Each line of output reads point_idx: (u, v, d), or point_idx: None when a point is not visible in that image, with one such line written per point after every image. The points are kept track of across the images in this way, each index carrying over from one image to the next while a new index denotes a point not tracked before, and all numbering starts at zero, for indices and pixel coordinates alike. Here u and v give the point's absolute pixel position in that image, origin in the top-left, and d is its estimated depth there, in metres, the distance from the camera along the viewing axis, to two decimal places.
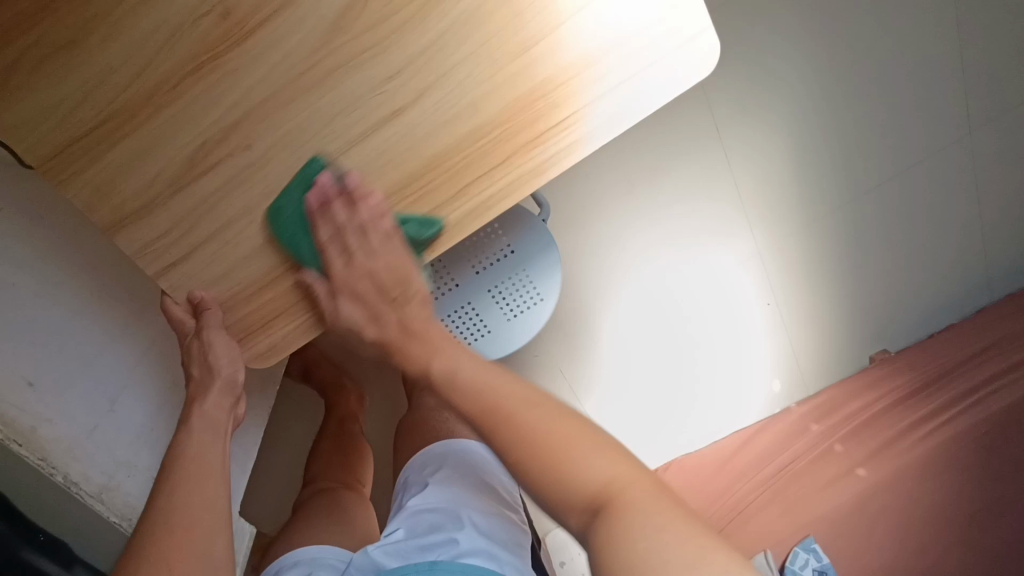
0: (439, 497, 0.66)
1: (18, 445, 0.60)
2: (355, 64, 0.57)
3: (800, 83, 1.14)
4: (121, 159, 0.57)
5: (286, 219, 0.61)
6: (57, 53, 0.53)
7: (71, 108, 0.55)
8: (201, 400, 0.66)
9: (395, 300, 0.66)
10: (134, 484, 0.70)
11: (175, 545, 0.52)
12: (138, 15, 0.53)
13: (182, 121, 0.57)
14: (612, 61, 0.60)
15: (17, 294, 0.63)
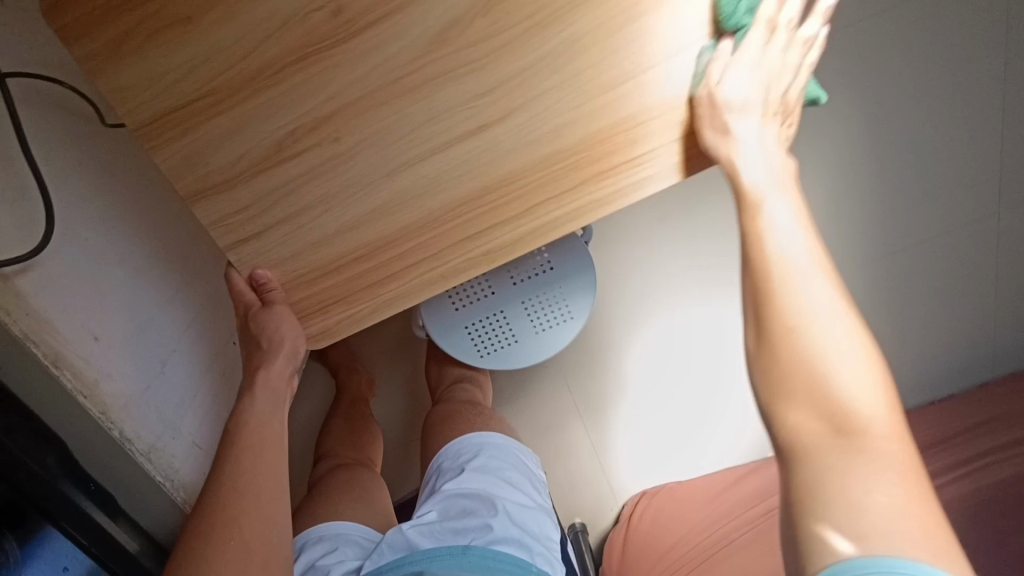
0: (474, 484, 0.68)
1: (84, 398, 0.63)
2: (453, 77, 0.59)
3: (844, 137, 1.16)
4: (214, 134, 0.59)
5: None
6: (171, 27, 0.54)
7: (175, 80, 0.56)
8: (263, 366, 0.67)
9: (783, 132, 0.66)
10: (180, 446, 0.73)
11: (244, 508, 0.57)
12: (255, 1, 0.53)
13: (278, 107, 0.58)
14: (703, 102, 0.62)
15: (87, 247, 0.66)
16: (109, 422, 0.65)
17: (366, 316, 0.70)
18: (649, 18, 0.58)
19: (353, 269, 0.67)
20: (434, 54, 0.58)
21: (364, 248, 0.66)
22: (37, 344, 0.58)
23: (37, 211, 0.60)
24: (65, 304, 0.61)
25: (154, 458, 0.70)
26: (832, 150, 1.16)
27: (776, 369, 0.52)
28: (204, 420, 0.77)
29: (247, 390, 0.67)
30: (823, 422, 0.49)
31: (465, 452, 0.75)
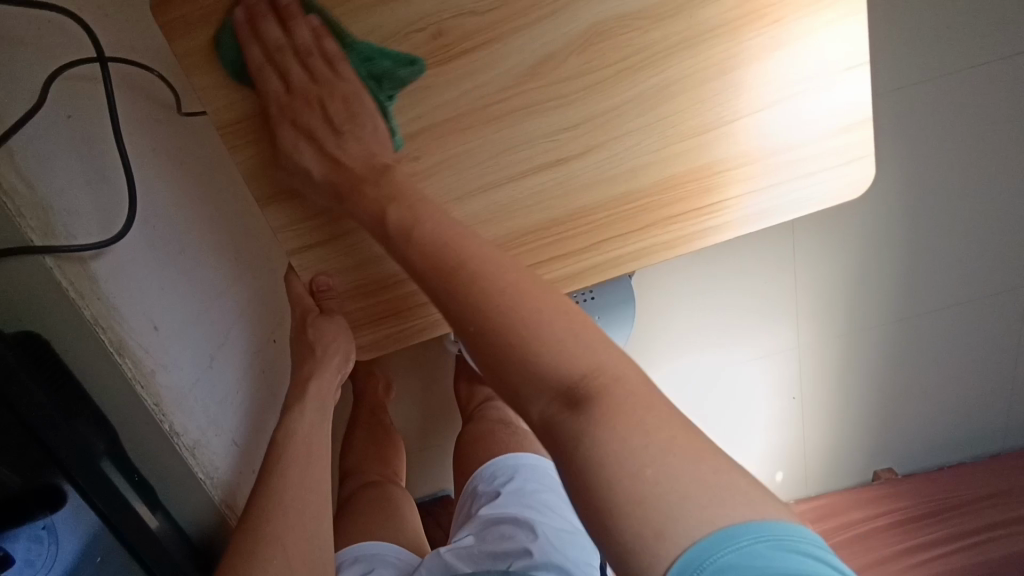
0: (510, 509, 0.72)
1: (140, 387, 0.62)
2: (538, 110, 0.59)
3: (914, 193, 1.04)
4: (297, 133, 0.57)
5: None
6: (273, 32, 0.54)
7: (267, 77, 0.55)
8: (314, 375, 0.68)
9: None
10: (222, 445, 0.73)
11: (289, 524, 0.58)
12: (359, 16, 0.54)
13: (364, 120, 0.58)
14: (778, 159, 0.63)
15: (153, 237, 0.66)
16: (160, 412, 0.64)
17: (413, 336, 0.69)
18: (740, 70, 0.58)
19: (398, 291, 0.66)
20: (523, 87, 0.58)
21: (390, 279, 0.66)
22: (104, 328, 0.59)
23: (121, 191, 0.61)
24: (131, 292, 0.61)
25: (200, 456, 0.70)
26: (906, 195, 1.04)
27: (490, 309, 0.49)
28: (245, 422, 0.77)
29: (299, 398, 0.67)
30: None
31: (500, 474, 0.79)
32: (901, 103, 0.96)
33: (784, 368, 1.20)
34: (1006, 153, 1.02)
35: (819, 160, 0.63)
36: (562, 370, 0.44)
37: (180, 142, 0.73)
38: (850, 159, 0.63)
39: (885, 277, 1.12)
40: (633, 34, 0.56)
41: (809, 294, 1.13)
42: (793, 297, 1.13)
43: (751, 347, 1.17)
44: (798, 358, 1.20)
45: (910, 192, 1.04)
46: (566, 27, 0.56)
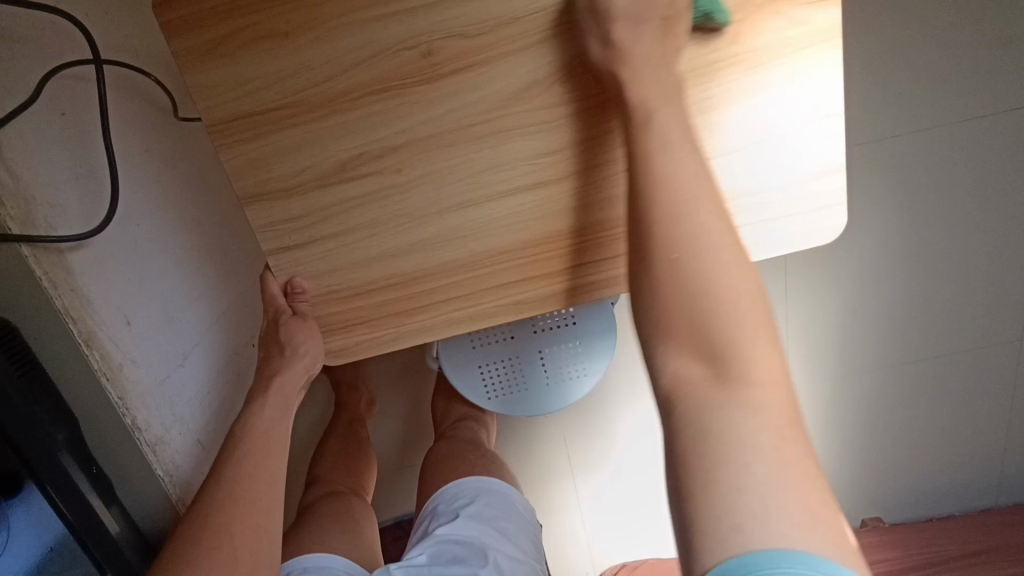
0: (468, 530, 0.72)
1: (105, 378, 0.63)
2: (521, 133, 0.61)
3: (903, 241, 1.05)
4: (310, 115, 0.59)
5: None
6: (268, 39, 0.56)
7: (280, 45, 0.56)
8: (282, 371, 0.68)
9: None
10: (187, 443, 0.72)
11: (239, 516, 0.57)
12: (351, 30, 0.56)
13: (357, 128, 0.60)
14: (755, 198, 0.63)
15: (137, 235, 0.68)
16: (124, 406, 0.65)
17: (383, 345, 0.70)
18: (719, 109, 0.59)
19: (369, 300, 0.67)
20: (507, 109, 0.60)
21: (361, 288, 0.67)
22: (73, 319, 0.60)
23: (104, 187, 0.62)
24: (107, 288, 0.62)
25: (161, 454, 0.69)
26: (892, 244, 1.06)
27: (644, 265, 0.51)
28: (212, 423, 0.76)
29: (261, 394, 0.67)
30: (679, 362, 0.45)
31: (462, 495, 0.79)
32: (886, 153, 0.99)
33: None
34: (988, 209, 1.04)
35: (796, 204, 0.64)
36: None
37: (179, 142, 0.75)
38: (828, 204, 0.64)
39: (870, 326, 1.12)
40: (616, 65, 0.58)
41: (792, 336, 1.14)
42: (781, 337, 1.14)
43: None
44: None
45: (897, 241, 1.06)
46: (552, 55, 0.57)
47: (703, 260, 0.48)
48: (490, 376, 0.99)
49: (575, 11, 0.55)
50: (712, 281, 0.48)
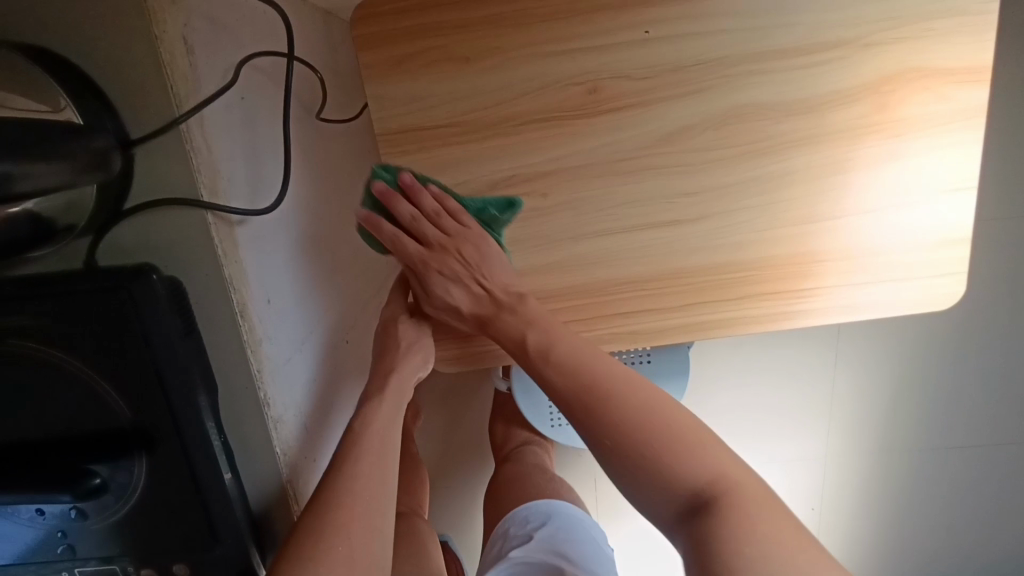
0: (542, 554, 0.72)
1: (250, 351, 0.58)
2: (666, 173, 0.64)
3: (998, 332, 1.00)
4: (445, 280, 0.67)
5: None
6: (447, 60, 0.60)
7: (405, 246, 0.65)
8: (398, 369, 0.69)
9: None
10: (304, 435, 0.69)
11: (355, 513, 0.58)
12: (525, 63, 0.60)
13: (478, 257, 0.65)
14: (874, 259, 0.66)
15: (287, 221, 0.68)
16: (261, 383, 0.59)
17: (495, 357, 0.74)
18: (854, 172, 0.63)
19: None
20: (656, 149, 0.63)
21: None
22: (235, 291, 0.56)
23: (275, 183, 0.66)
24: (257, 262, 0.61)
25: (286, 446, 0.64)
26: (987, 331, 1.00)
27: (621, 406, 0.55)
28: (320, 417, 0.74)
29: (378, 390, 0.69)
30: (690, 504, 0.51)
31: (532, 519, 0.79)
32: (998, 236, 0.93)
33: (807, 479, 1.13)
34: None
35: (911, 270, 0.67)
36: (687, 477, 0.52)
37: (316, 143, 0.78)
38: (947, 274, 0.66)
39: (937, 414, 1.07)
40: (767, 121, 0.61)
41: (844, 406, 1.07)
42: (832, 408, 1.08)
43: (773, 452, 1.11)
44: (816, 473, 1.12)
45: (991, 330, 1.00)
46: (707, 104, 0.61)
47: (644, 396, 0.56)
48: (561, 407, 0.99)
49: (737, 68, 0.59)
50: (703, 441, 0.54)
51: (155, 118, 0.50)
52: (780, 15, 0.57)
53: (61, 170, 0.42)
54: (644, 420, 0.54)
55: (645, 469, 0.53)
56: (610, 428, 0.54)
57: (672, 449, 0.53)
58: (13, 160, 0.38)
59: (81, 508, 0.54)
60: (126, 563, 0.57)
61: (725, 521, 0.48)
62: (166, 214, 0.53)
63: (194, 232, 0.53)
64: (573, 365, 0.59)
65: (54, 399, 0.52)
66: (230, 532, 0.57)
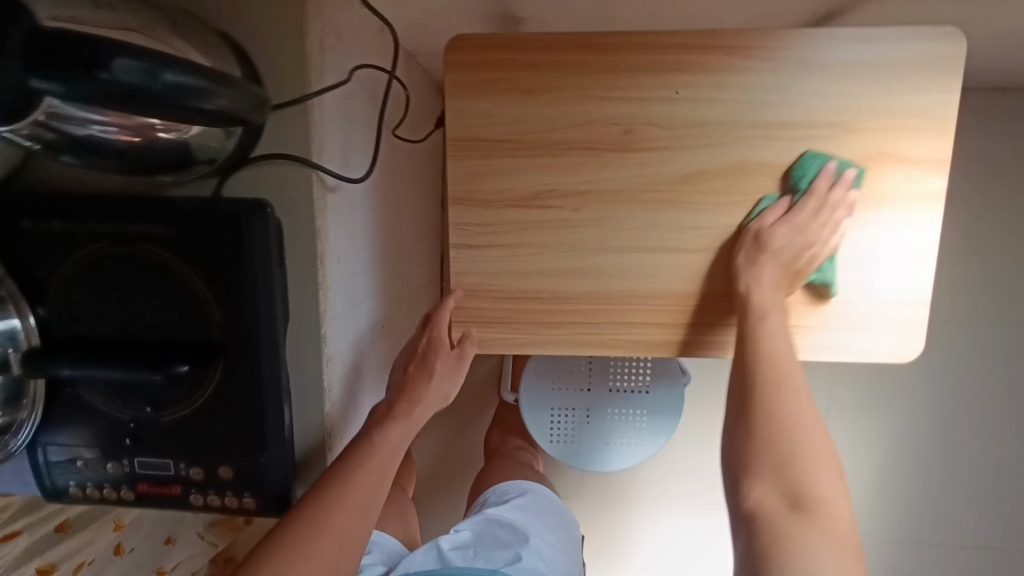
0: (513, 516, 0.78)
1: (322, 292, 0.68)
2: (679, 206, 0.77)
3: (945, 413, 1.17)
4: (789, 223, 0.72)
5: (920, 90, 0.71)
6: (517, 91, 0.75)
7: (811, 202, 0.72)
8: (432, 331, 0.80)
9: (922, 87, 0.71)
10: (348, 381, 0.78)
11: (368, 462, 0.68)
12: (577, 102, 0.75)
13: (817, 224, 0.72)
14: (845, 307, 0.77)
15: (364, 199, 0.81)
16: (325, 322, 0.69)
17: (514, 348, 0.82)
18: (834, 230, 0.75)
19: (519, 304, 0.81)
20: (674, 187, 0.76)
21: (515, 294, 0.80)
22: (321, 241, 0.67)
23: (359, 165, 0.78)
24: (339, 223, 0.72)
25: (332, 383, 0.72)
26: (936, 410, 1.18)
27: (776, 398, 0.63)
28: (357, 375, 0.83)
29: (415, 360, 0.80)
30: (783, 500, 0.59)
31: (511, 491, 0.85)
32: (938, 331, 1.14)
33: None
34: None
35: (876, 321, 0.77)
36: (794, 480, 0.59)
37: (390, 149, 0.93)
38: (907, 331, 0.77)
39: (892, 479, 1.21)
40: (767, 178, 0.75)
41: None
42: None
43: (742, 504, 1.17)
44: None
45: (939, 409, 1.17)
46: (720, 156, 0.75)
47: (791, 397, 0.63)
48: (558, 422, 1.08)
49: (747, 131, 0.74)
50: (818, 455, 0.61)
51: (288, 91, 0.64)
52: (786, 97, 0.72)
53: (235, 96, 0.49)
54: (786, 425, 0.62)
55: (770, 459, 0.61)
56: (763, 413, 0.63)
57: (830, 487, 0.60)
58: (203, 77, 0.45)
59: (158, 399, 0.65)
60: (179, 458, 0.66)
61: (800, 528, 0.57)
62: (279, 165, 0.65)
63: (297, 182, 0.65)
64: (757, 350, 0.67)
65: (154, 303, 0.64)
66: (277, 445, 0.66)
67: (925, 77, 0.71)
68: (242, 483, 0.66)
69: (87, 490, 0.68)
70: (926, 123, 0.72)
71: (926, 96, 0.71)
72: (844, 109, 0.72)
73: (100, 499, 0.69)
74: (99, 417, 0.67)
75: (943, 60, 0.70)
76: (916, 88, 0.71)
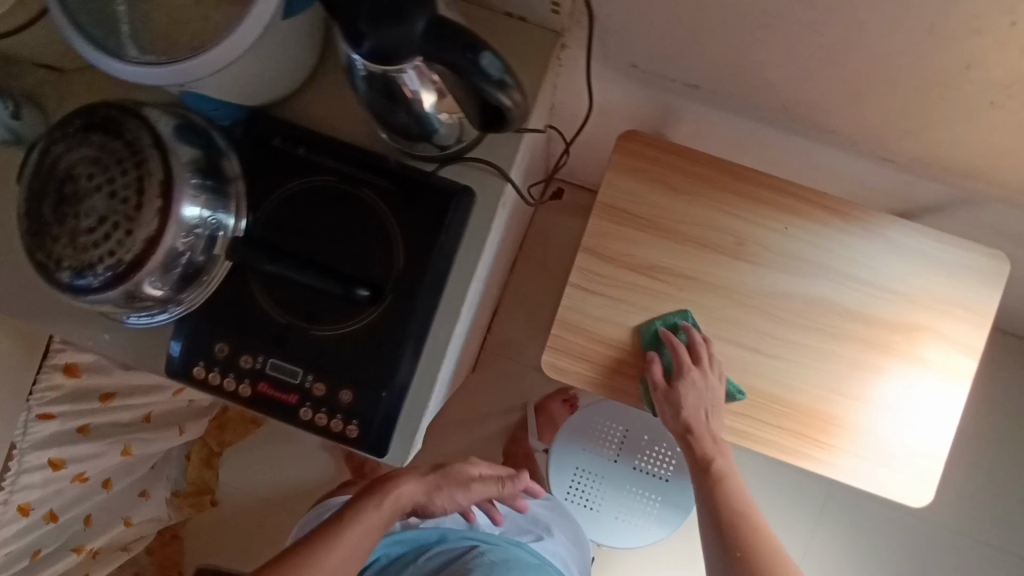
0: (540, 510, 1.16)
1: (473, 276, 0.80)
2: (759, 313, 0.94)
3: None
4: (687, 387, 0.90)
5: (963, 289, 0.92)
6: (663, 185, 0.95)
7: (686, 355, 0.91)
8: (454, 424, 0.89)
9: (965, 288, 0.92)
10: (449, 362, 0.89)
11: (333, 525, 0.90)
12: (704, 209, 0.95)
13: (715, 372, 0.91)
14: (877, 442, 0.92)
15: (508, 222, 0.97)
16: (466, 302, 0.80)
17: (590, 385, 0.95)
18: (880, 376, 0.92)
19: (604, 349, 0.95)
20: (759, 297, 0.94)
21: (604, 340, 0.95)
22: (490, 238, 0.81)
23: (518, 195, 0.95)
24: (497, 229, 0.86)
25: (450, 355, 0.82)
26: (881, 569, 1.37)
27: (748, 528, 0.92)
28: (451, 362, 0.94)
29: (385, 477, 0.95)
30: None
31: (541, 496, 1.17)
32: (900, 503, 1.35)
33: None
34: None
35: (898, 463, 0.92)
36: None
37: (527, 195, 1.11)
38: (921, 481, 0.92)
39: None
40: (833, 315, 0.93)
41: None
42: None
43: None
44: None
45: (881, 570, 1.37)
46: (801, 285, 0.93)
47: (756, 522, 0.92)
48: (580, 482, 1.22)
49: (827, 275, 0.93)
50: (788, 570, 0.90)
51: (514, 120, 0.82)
52: (862, 260, 0.93)
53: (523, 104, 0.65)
54: (758, 545, 0.90)
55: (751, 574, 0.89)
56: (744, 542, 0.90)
57: None
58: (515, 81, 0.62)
59: (315, 316, 0.77)
60: (308, 371, 0.76)
61: None
62: (482, 169, 0.81)
63: (492, 188, 0.81)
64: (727, 490, 0.93)
65: (345, 239, 0.77)
66: (396, 388, 0.76)
67: (968, 282, 0.92)
68: (354, 410, 0.76)
69: (213, 373, 0.77)
70: (965, 317, 0.92)
71: (966, 295, 0.92)
72: (903, 283, 0.92)
73: (218, 386, 0.77)
74: (254, 314, 0.78)
75: (985, 274, 0.92)
76: (961, 287, 0.92)
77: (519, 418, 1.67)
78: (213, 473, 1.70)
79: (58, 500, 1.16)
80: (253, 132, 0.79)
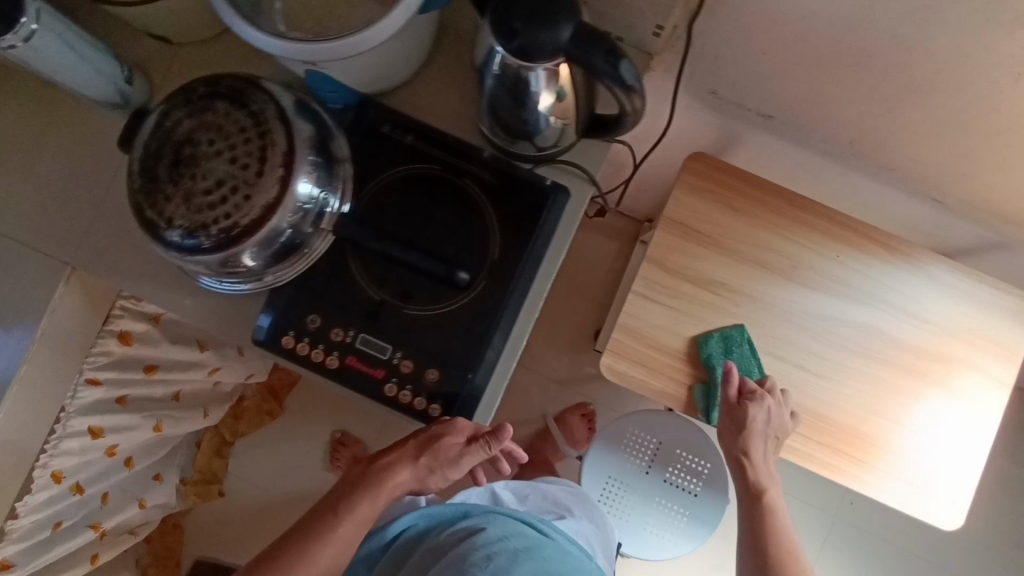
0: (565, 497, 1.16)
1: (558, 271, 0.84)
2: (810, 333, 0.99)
3: None
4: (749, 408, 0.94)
5: (998, 326, 0.99)
6: (727, 205, 1.01)
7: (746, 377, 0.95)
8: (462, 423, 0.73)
9: (1000, 324, 0.99)
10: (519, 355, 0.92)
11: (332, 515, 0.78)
12: (765, 231, 1.01)
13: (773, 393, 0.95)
14: (912, 463, 0.97)
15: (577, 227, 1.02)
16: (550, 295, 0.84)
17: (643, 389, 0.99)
18: (917, 399, 0.98)
19: (662, 355, 0.99)
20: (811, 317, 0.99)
21: (662, 345, 0.99)
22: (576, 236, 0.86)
23: None
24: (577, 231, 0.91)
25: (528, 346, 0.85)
26: None
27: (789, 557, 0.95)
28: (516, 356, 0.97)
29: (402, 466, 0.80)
30: None
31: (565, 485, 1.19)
32: None
33: None
34: None
35: (930, 484, 0.97)
36: None
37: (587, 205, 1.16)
38: (952, 503, 0.97)
39: None
40: (879, 340, 0.99)
41: None
42: None
43: None
44: None
45: None
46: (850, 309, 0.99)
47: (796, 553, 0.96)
48: (612, 490, 1.24)
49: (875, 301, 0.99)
50: None
51: None
52: (907, 291, 1.00)
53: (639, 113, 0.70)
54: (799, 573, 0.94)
55: None
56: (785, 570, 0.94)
57: None
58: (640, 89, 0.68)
59: (409, 295, 0.80)
60: (398, 348, 0.79)
61: None
62: (573, 171, 0.86)
63: (580, 190, 0.86)
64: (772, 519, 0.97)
65: (443, 224, 0.81)
66: (482, 371, 0.79)
67: (1003, 320, 0.99)
68: (440, 389, 0.79)
69: (303, 342, 0.79)
70: (998, 350, 0.99)
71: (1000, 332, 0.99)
72: (944, 316, 0.99)
73: (307, 356, 0.79)
74: (349, 288, 0.81)
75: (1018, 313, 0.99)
76: (996, 324, 0.99)
77: (535, 429, 1.69)
78: (222, 463, 1.67)
79: (86, 471, 1.14)
80: (360, 117, 0.83)
